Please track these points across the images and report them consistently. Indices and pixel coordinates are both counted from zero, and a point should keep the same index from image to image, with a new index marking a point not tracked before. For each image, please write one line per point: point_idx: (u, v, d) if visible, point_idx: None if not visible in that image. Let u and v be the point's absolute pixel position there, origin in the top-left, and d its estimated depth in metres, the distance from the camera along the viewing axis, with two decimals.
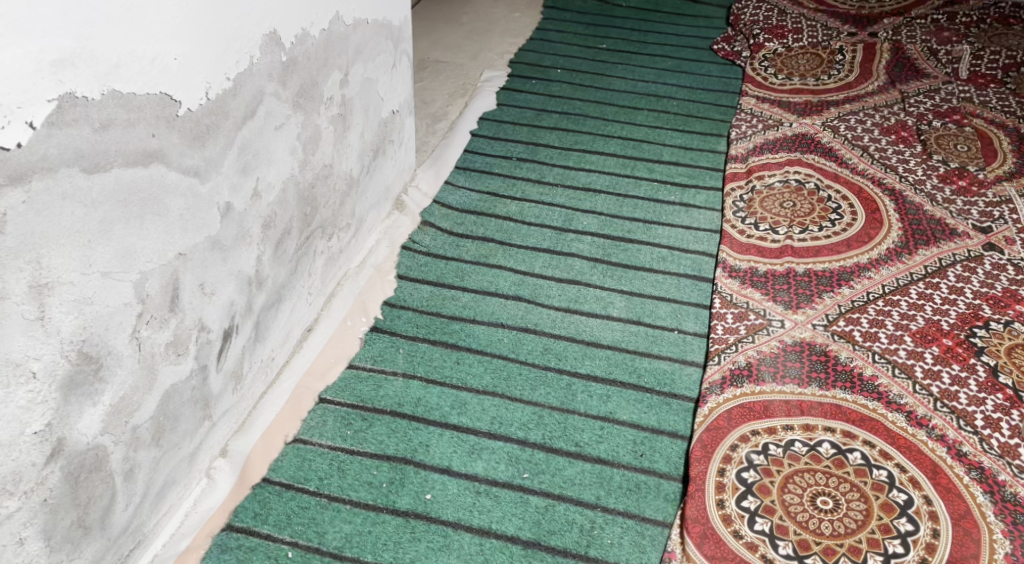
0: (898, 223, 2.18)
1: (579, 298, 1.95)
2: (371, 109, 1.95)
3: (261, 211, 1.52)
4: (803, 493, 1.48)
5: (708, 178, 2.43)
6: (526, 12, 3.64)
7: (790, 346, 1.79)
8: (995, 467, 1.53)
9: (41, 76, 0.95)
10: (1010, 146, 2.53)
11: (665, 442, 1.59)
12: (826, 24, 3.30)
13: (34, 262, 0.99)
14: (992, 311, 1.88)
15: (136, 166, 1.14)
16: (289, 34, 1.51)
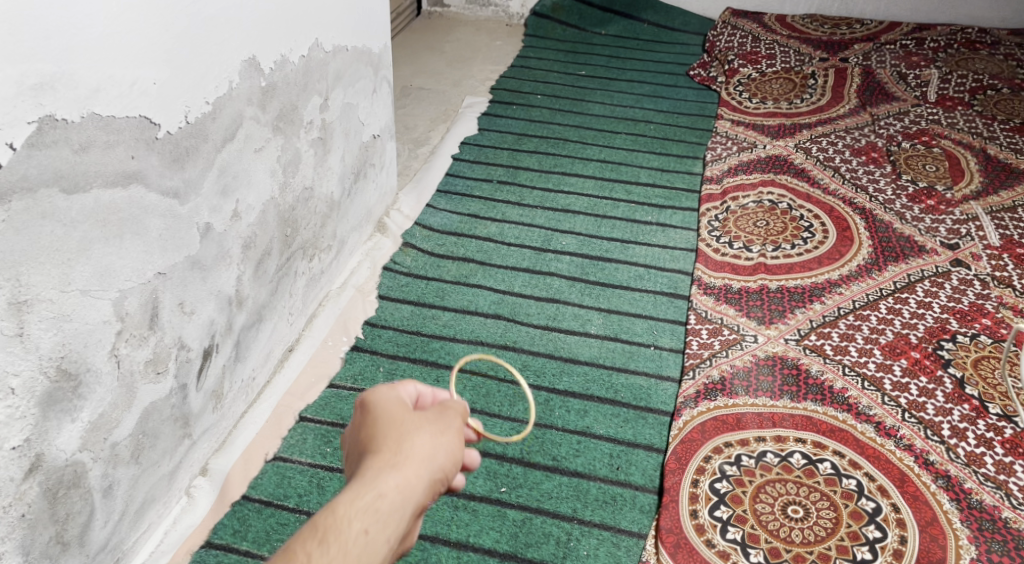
0: (869, 241, 2.23)
1: (558, 316, 1.98)
2: (352, 133, 1.99)
3: (240, 232, 1.55)
4: (775, 503, 1.51)
5: (685, 199, 2.48)
6: (507, 40, 3.72)
7: (763, 360, 1.83)
8: (961, 475, 1.56)
9: (22, 99, 0.98)
10: (977, 166, 2.59)
11: (641, 455, 1.61)
12: (799, 49, 3.39)
13: (13, 279, 1.02)
14: (959, 324, 1.92)
15: (115, 187, 1.17)
16: (268, 60, 1.55)
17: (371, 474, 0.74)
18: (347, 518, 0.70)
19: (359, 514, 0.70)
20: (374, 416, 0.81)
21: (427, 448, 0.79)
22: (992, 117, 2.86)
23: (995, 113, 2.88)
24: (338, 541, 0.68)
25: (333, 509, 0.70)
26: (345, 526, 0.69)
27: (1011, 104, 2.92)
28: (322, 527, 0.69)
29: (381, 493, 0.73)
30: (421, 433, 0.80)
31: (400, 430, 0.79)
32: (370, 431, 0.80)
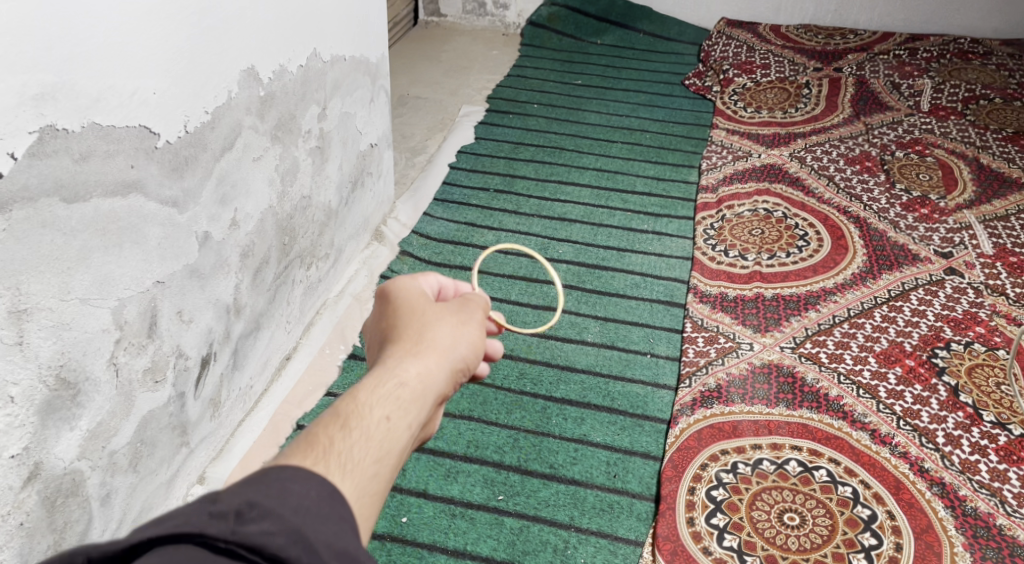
0: (863, 249, 2.25)
1: (554, 324, 1.99)
2: (350, 142, 2.00)
3: (238, 241, 1.56)
4: (771, 510, 1.51)
5: (681, 208, 2.49)
6: (503, 49, 3.74)
7: (758, 368, 1.84)
8: (956, 483, 1.57)
9: (23, 109, 0.99)
10: (970, 175, 2.61)
11: (638, 462, 1.62)
12: (793, 59, 3.41)
13: (13, 288, 1.02)
14: (953, 332, 1.93)
15: (115, 196, 1.17)
16: (266, 70, 1.56)
17: (394, 364, 0.83)
18: (367, 406, 0.76)
19: (380, 402, 0.77)
20: (396, 317, 0.91)
21: (446, 342, 0.88)
22: (985, 127, 2.88)
23: (988, 123, 2.90)
24: (359, 429, 0.73)
25: (354, 397, 0.76)
26: (366, 412, 0.75)
27: (1004, 114, 2.95)
28: (344, 414, 0.74)
29: (403, 379, 0.81)
30: (439, 328, 0.89)
31: (419, 328, 0.89)
32: (393, 330, 0.89)
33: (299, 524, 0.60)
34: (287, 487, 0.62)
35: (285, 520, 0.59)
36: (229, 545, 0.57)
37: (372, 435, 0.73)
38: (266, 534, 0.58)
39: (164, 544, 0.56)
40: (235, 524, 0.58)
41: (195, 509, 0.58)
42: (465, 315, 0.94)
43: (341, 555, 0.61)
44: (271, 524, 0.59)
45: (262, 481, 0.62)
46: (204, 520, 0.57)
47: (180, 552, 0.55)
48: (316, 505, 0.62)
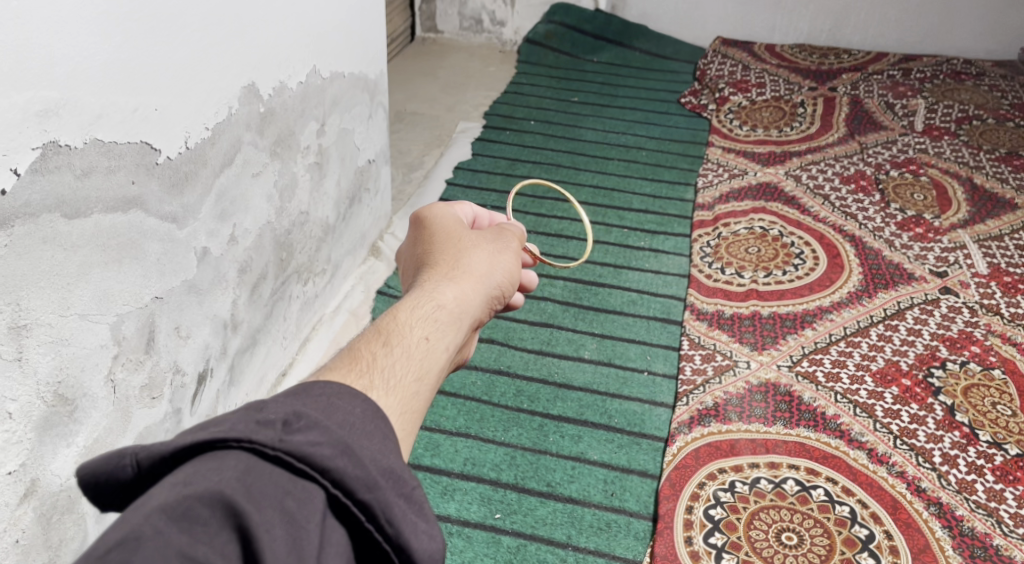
0: (859, 268, 2.26)
1: (551, 341, 1.99)
2: (348, 158, 2.00)
3: (236, 256, 1.55)
4: (768, 530, 1.51)
5: (677, 225, 2.50)
6: (500, 66, 3.77)
7: (756, 387, 1.84)
8: (953, 503, 1.57)
9: (27, 126, 0.99)
10: (964, 195, 2.63)
11: (635, 481, 1.62)
12: (788, 78, 3.44)
13: (14, 304, 1.02)
14: (949, 352, 1.94)
15: (115, 211, 1.18)
16: (267, 86, 1.56)
17: (430, 290, 0.88)
18: (407, 326, 0.79)
19: (418, 322, 0.81)
20: (429, 253, 0.97)
21: (476, 273, 0.94)
22: (978, 146, 2.90)
23: (981, 143, 2.93)
24: (399, 347, 0.76)
25: (393, 317, 0.80)
26: (406, 331, 0.79)
27: (996, 134, 2.97)
28: (384, 331, 0.78)
29: (440, 301, 0.86)
30: (470, 261, 0.95)
31: (452, 260, 0.95)
32: (425, 263, 0.95)
33: (345, 438, 0.60)
34: (331, 405, 0.62)
35: (331, 432, 0.59)
36: (277, 453, 0.56)
37: (412, 353, 0.77)
38: (313, 444, 0.57)
39: (213, 450, 0.55)
40: (283, 434, 0.57)
41: (242, 417, 0.57)
42: (494, 247, 1.00)
43: (388, 473, 0.60)
44: (319, 434, 0.58)
45: (307, 398, 0.62)
46: (251, 427, 0.57)
47: (228, 458, 0.55)
48: (360, 424, 0.62)
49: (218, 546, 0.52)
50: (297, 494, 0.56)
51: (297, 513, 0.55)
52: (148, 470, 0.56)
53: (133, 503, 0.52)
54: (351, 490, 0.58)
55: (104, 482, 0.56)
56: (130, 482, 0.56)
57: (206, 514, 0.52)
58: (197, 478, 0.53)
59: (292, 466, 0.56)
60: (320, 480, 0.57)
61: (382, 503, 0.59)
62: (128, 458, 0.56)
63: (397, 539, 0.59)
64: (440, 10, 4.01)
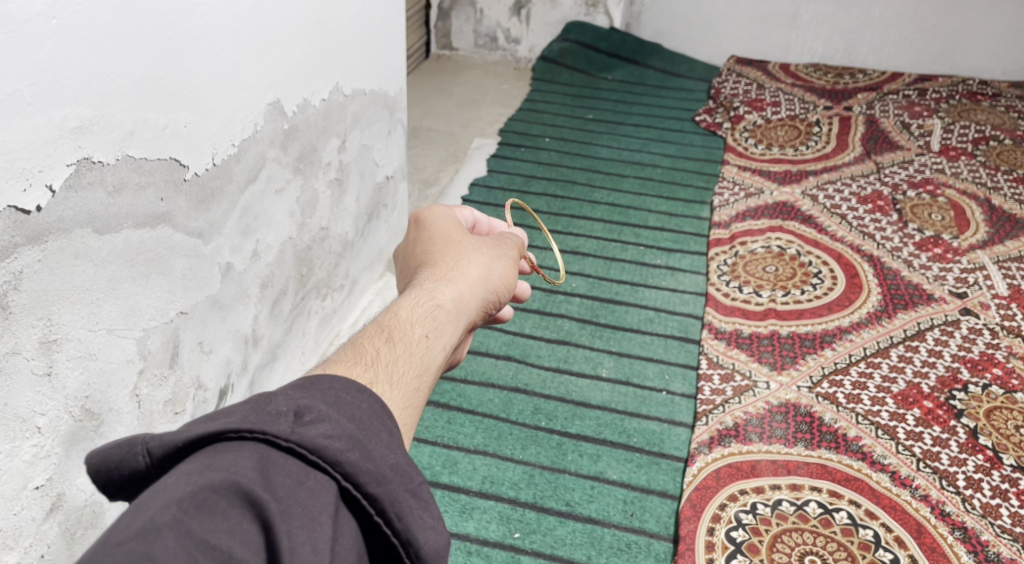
0: (877, 288, 2.25)
1: (568, 358, 1.98)
2: (368, 173, 2.01)
3: (259, 271, 1.56)
4: (791, 552, 1.49)
5: (693, 243, 2.50)
6: (514, 83, 3.79)
7: (776, 407, 1.83)
8: (978, 527, 1.55)
9: (61, 143, 1.01)
10: (982, 216, 2.62)
11: (655, 502, 1.60)
12: (803, 97, 3.45)
13: (45, 319, 1.03)
14: (971, 374, 1.93)
15: (144, 227, 1.19)
16: (292, 103, 1.58)
17: (430, 288, 0.87)
18: (407, 323, 0.79)
19: (418, 320, 0.81)
20: (427, 254, 0.97)
21: (475, 274, 0.93)
22: (995, 167, 2.90)
23: (998, 164, 2.92)
24: (401, 343, 0.76)
25: (394, 313, 0.80)
26: (407, 328, 0.79)
27: (1014, 155, 2.96)
28: (384, 326, 0.77)
29: (440, 300, 0.86)
30: (469, 262, 0.95)
31: (449, 260, 0.95)
32: (422, 261, 0.95)
33: (354, 433, 0.60)
34: (337, 400, 0.62)
35: (342, 427, 0.59)
36: (290, 444, 0.56)
37: (412, 350, 0.76)
38: (325, 437, 0.57)
39: (227, 441, 0.55)
40: (295, 426, 0.57)
41: (252, 409, 0.57)
42: (492, 251, 1.00)
43: (395, 468, 0.61)
44: (328, 429, 0.58)
45: (314, 393, 0.62)
46: (265, 418, 0.57)
47: (242, 449, 0.54)
48: (367, 419, 0.62)
49: (238, 535, 0.51)
50: (310, 486, 0.55)
51: (310, 505, 0.55)
52: (159, 459, 0.55)
53: (150, 492, 0.51)
54: (361, 484, 0.58)
55: (116, 472, 0.56)
56: (143, 472, 0.55)
57: (224, 504, 0.52)
58: (214, 465, 0.53)
59: (305, 457, 0.56)
60: (331, 473, 0.57)
61: (390, 497, 0.59)
62: (139, 447, 0.56)
63: (405, 535, 0.59)
64: (455, 27, 4.04)
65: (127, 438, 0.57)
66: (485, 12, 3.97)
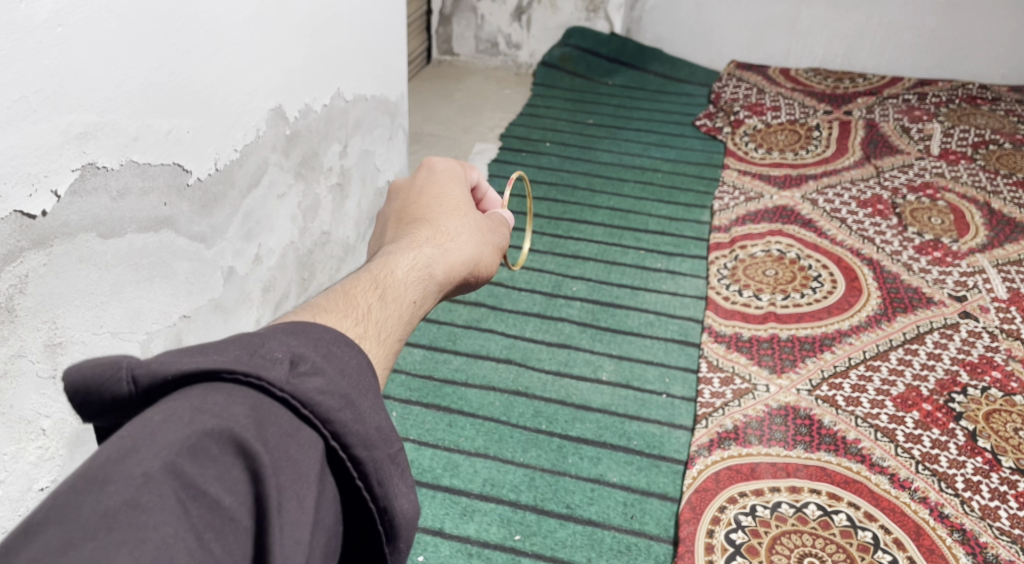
0: (877, 292, 2.26)
1: (569, 362, 1.99)
2: (369, 178, 2.02)
3: (261, 276, 1.57)
4: (791, 554, 1.50)
5: (693, 247, 2.51)
6: (515, 89, 3.81)
7: (776, 410, 1.84)
8: (976, 529, 1.55)
9: (67, 148, 1.02)
10: (982, 220, 2.62)
11: (655, 504, 1.61)
12: (803, 102, 3.46)
13: (50, 322, 1.04)
14: (969, 377, 1.93)
15: (148, 232, 1.20)
16: (294, 108, 1.59)
17: (427, 254, 0.85)
18: (401, 285, 0.76)
19: (411, 284, 0.78)
20: (426, 221, 0.95)
21: (467, 253, 0.92)
22: (994, 171, 2.90)
23: (998, 167, 2.93)
24: (394, 301, 0.73)
25: (389, 271, 0.77)
26: (402, 288, 0.76)
27: (1014, 159, 2.97)
28: (378, 281, 0.75)
29: (433, 269, 0.84)
30: (463, 239, 0.93)
31: (444, 231, 0.93)
32: (418, 226, 0.93)
33: (347, 388, 0.55)
34: (329, 350, 0.57)
35: (336, 382, 0.55)
36: (285, 394, 0.51)
37: (403, 310, 0.73)
38: (320, 392, 0.53)
39: (219, 381, 0.50)
40: (290, 375, 0.53)
41: (246, 349, 0.52)
42: (482, 234, 0.99)
43: (382, 432, 0.56)
44: (321, 384, 0.54)
45: (306, 339, 0.57)
46: (258, 362, 0.52)
47: (235, 394, 0.50)
48: (358, 375, 0.58)
49: (227, 483, 0.47)
50: (301, 440, 0.51)
51: (301, 461, 0.51)
52: (144, 389, 0.49)
53: (135, 427, 0.47)
54: (348, 445, 0.54)
55: (95, 395, 0.49)
56: (125, 399, 0.49)
57: (215, 450, 0.47)
58: (205, 408, 0.48)
59: (297, 411, 0.52)
60: (321, 430, 0.53)
61: (375, 462, 0.55)
62: (124, 371, 0.49)
63: (383, 502, 0.56)
64: (456, 32, 4.06)
65: (108, 358, 0.50)
66: (486, 17, 3.99)
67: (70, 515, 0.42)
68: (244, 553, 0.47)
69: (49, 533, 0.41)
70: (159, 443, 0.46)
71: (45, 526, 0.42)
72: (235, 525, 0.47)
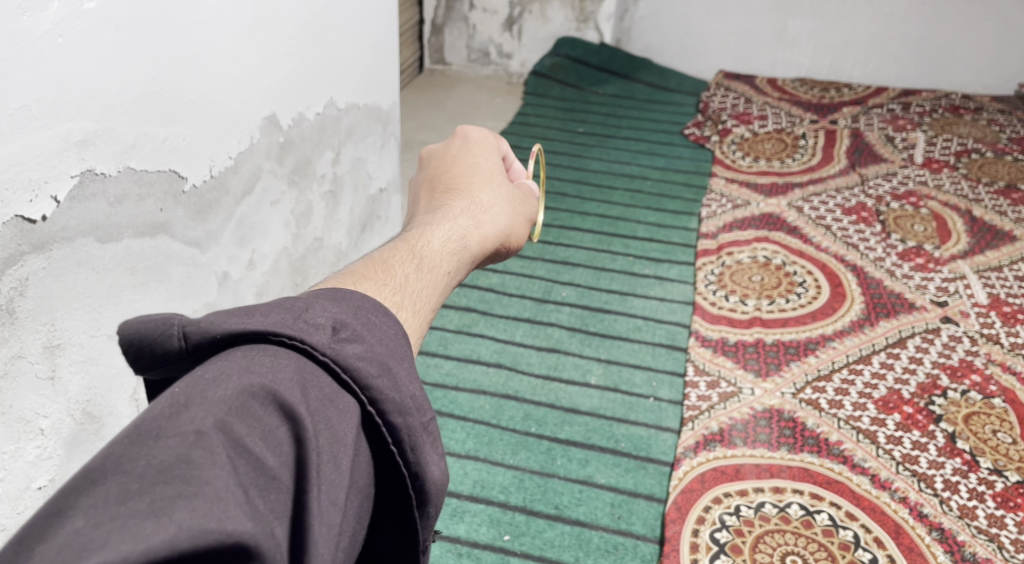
0: (861, 297, 2.30)
1: (558, 366, 2.02)
2: (361, 186, 2.05)
3: (255, 280, 1.60)
4: (773, 553, 1.53)
5: (681, 254, 2.54)
6: (507, 97, 3.85)
7: (760, 413, 1.87)
8: (955, 528, 1.59)
9: (66, 155, 1.05)
10: (964, 227, 2.67)
11: (642, 505, 1.64)
12: (790, 111, 3.51)
13: (49, 324, 1.07)
14: (950, 380, 1.97)
15: (144, 236, 1.23)
16: (287, 116, 1.62)
17: (459, 225, 0.88)
18: (438, 256, 0.79)
19: (448, 255, 0.80)
20: (459, 192, 0.98)
21: (500, 224, 0.95)
22: (977, 179, 2.95)
23: (979, 176, 2.98)
24: (432, 271, 0.75)
25: (425, 242, 0.79)
26: (438, 258, 0.78)
27: (995, 168, 3.02)
28: (414, 251, 0.76)
29: (467, 241, 0.86)
30: (497, 211, 0.96)
31: (478, 202, 0.96)
32: (451, 198, 0.96)
33: (385, 356, 0.59)
34: (369, 318, 0.60)
35: (375, 349, 0.58)
36: (326, 358, 0.55)
37: (440, 280, 0.76)
38: (358, 358, 0.57)
39: (265, 343, 0.54)
40: (331, 341, 0.56)
41: (290, 314, 0.56)
42: (514, 206, 1.01)
43: (416, 400, 0.60)
44: (360, 351, 0.57)
45: (347, 305, 0.60)
46: (302, 327, 0.55)
47: (280, 357, 0.53)
48: (395, 344, 0.61)
49: (270, 443, 0.50)
50: (340, 405, 0.55)
51: (338, 424, 0.54)
52: (193, 345, 0.54)
53: (186, 388, 0.49)
54: (385, 412, 0.57)
55: (150, 350, 0.55)
56: (175, 354, 0.54)
57: (261, 411, 0.50)
58: (253, 369, 0.51)
59: (337, 375, 0.55)
60: (359, 396, 0.56)
61: (409, 429, 0.59)
62: (176, 328, 0.55)
63: (415, 467, 0.59)
64: (448, 42, 4.10)
65: (164, 317, 0.56)
66: (477, 27, 4.03)
67: (127, 468, 0.44)
68: (285, 511, 0.50)
69: (108, 485, 0.43)
70: (209, 403, 0.48)
71: (105, 478, 0.44)
72: (278, 485, 0.49)
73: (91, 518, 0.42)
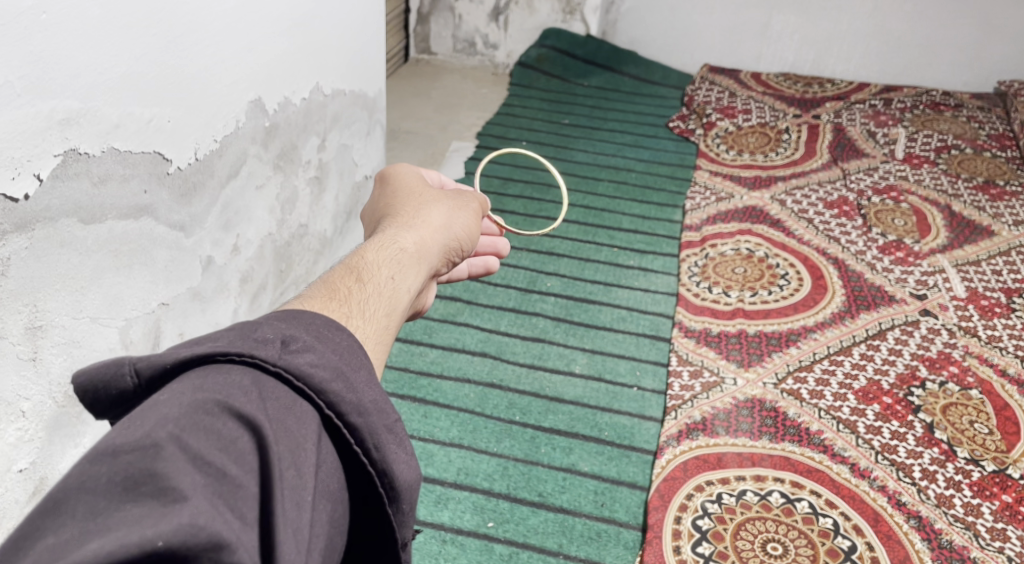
0: (841, 290, 2.33)
1: (543, 355, 2.03)
2: (346, 173, 2.04)
3: (238, 265, 1.59)
4: (754, 540, 1.55)
5: (665, 246, 2.56)
6: (492, 88, 3.84)
7: (742, 402, 1.89)
8: (932, 516, 1.61)
9: (50, 133, 1.04)
10: (943, 222, 2.70)
11: (624, 492, 1.65)
12: (773, 105, 3.53)
13: (31, 305, 1.06)
14: (928, 372, 2.00)
15: (128, 219, 1.21)
16: (273, 101, 1.61)
17: (392, 234, 0.87)
18: (375, 265, 0.78)
19: (384, 263, 0.79)
20: (391, 204, 0.98)
21: (438, 221, 0.94)
22: (956, 175, 2.99)
23: (959, 172, 3.01)
24: (369, 283, 0.75)
25: (358, 256, 0.79)
26: (375, 269, 0.77)
27: (975, 164, 3.06)
28: (351, 269, 0.76)
29: (404, 244, 0.86)
30: (427, 211, 0.95)
31: (409, 210, 0.95)
32: (381, 216, 0.95)
33: (339, 364, 0.60)
34: (321, 332, 0.62)
35: (327, 357, 0.59)
36: (277, 368, 0.56)
37: (383, 287, 0.75)
38: (311, 366, 0.57)
39: (215, 363, 0.54)
40: (281, 353, 0.57)
41: (239, 334, 0.56)
42: (452, 200, 1.01)
43: (375, 402, 0.60)
44: (313, 359, 0.58)
45: (297, 323, 0.61)
46: (251, 343, 0.56)
47: (233, 372, 0.54)
48: (349, 353, 0.62)
49: (231, 452, 0.50)
50: (298, 412, 0.55)
51: (297, 430, 0.54)
52: (146, 380, 0.54)
53: (141, 409, 0.49)
54: (343, 413, 0.57)
55: (103, 392, 0.54)
56: (129, 393, 0.54)
57: (219, 423, 0.50)
58: (206, 386, 0.52)
59: (291, 383, 0.56)
60: (314, 401, 0.56)
61: (369, 428, 0.59)
62: (127, 366, 0.54)
63: (381, 465, 0.58)
64: (434, 31, 4.08)
65: (115, 359, 0.55)
66: (463, 17, 4.01)
67: (91, 486, 0.45)
68: (255, 518, 0.49)
69: (73, 504, 0.44)
70: (165, 418, 0.48)
71: (69, 497, 0.44)
72: (243, 492, 0.49)
73: (62, 534, 0.43)
